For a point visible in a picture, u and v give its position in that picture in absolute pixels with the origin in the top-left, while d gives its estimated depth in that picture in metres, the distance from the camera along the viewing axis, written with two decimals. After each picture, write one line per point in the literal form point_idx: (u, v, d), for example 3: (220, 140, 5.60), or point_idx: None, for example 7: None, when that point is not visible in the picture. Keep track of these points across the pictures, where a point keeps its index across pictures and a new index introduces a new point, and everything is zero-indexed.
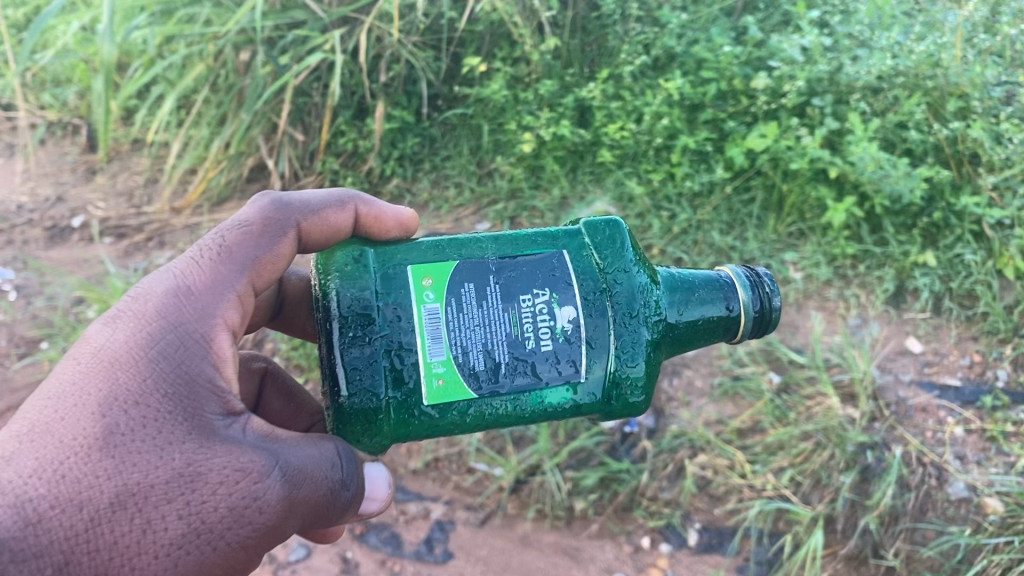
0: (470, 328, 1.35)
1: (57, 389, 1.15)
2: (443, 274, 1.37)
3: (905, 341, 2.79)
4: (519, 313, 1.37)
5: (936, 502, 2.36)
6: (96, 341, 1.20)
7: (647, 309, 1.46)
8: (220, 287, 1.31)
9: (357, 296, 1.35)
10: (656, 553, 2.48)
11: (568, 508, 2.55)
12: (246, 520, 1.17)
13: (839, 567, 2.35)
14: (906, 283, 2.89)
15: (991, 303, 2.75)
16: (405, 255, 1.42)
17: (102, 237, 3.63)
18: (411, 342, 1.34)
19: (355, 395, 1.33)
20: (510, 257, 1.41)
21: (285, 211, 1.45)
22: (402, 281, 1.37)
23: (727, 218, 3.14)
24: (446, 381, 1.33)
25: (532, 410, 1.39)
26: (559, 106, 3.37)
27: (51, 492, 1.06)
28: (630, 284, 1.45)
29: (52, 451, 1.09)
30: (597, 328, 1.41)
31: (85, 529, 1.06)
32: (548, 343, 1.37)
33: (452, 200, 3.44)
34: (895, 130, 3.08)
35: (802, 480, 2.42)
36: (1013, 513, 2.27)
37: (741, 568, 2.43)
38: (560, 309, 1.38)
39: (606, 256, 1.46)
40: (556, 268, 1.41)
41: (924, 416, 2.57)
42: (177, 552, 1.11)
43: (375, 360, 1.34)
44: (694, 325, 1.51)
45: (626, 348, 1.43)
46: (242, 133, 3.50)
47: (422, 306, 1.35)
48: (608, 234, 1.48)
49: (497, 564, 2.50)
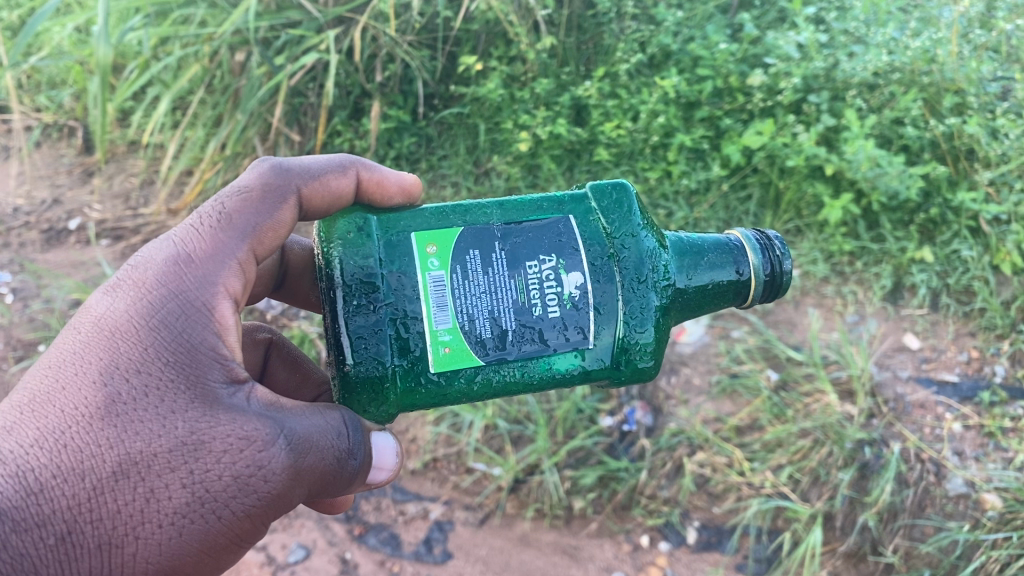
0: (475, 295, 1.36)
1: (59, 358, 1.17)
2: (447, 241, 1.37)
3: (903, 337, 2.79)
4: (525, 280, 1.37)
5: (934, 498, 2.35)
6: (96, 310, 1.21)
7: (655, 274, 1.45)
8: (221, 255, 1.30)
9: (361, 265, 1.36)
10: (655, 551, 2.48)
11: (567, 507, 2.55)
12: (251, 489, 1.18)
13: (838, 564, 2.37)
14: (903, 279, 2.89)
15: (988, 299, 2.75)
16: (409, 223, 1.42)
17: (100, 240, 3.63)
18: (416, 309, 1.34)
19: (361, 363, 1.33)
20: (515, 223, 1.42)
21: (286, 177, 1.42)
22: (406, 248, 1.37)
23: (724, 216, 3.13)
24: (452, 349, 1.34)
25: (540, 376, 1.39)
26: (556, 104, 3.36)
27: (53, 462, 1.09)
28: (638, 248, 1.45)
29: (54, 420, 1.11)
30: (605, 294, 1.41)
31: (88, 499, 1.09)
32: (556, 309, 1.38)
33: (449, 199, 3.44)
34: (891, 126, 3.08)
35: (801, 478, 2.43)
36: (1012, 509, 2.28)
37: (741, 566, 2.43)
38: (567, 275, 1.39)
39: (613, 220, 1.46)
40: (562, 233, 1.41)
41: (922, 413, 2.57)
42: (181, 521, 1.13)
43: (381, 328, 1.34)
44: (704, 289, 1.52)
45: (635, 313, 1.43)
46: (238, 134, 3.50)
47: (427, 273, 1.35)
48: (615, 198, 1.48)
49: (497, 563, 2.50)
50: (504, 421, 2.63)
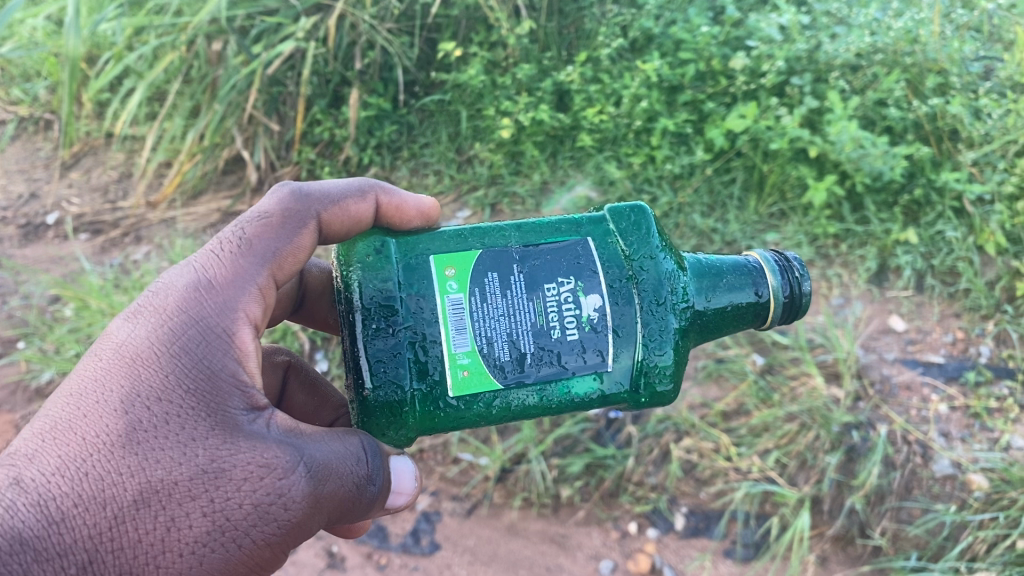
0: (494, 318, 1.33)
1: (80, 386, 1.15)
2: (465, 264, 1.35)
3: (888, 320, 2.78)
4: (544, 303, 1.35)
5: (921, 480, 2.34)
6: (117, 336, 1.20)
7: (674, 296, 1.43)
8: (242, 280, 1.30)
9: (380, 287, 1.33)
10: (643, 538, 2.47)
11: (554, 496, 2.54)
12: (272, 517, 1.15)
13: (826, 547, 2.36)
14: (888, 261, 2.88)
15: (973, 279, 2.74)
16: (428, 245, 1.40)
17: (78, 234, 3.58)
18: (435, 333, 1.32)
19: (380, 388, 1.30)
20: (533, 245, 1.40)
21: (305, 202, 1.44)
22: (425, 272, 1.35)
23: (707, 200, 3.11)
24: (470, 372, 1.31)
25: (559, 400, 1.37)
26: (538, 90, 3.33)
27: (74, 490, 1.06)
28: (657, 270, 1.42)
29: (75, 449, 1.08)
30: (624, 316, 1.37)
31: (109, 528, 1.05)
32: (574, 332, 1.35)
33: (432, 187, 3.41)
34: (874, 108, 3.05)
35: (788, 462, 2.41)
36: (998, 489, 2.28)
37: (728, 551, 2.42)
38: (586, 298, 1.36)
39: (631, 242, 1.43)
40: (581, 255, 1.39)
41: (908, 394, 2.56)
42: (202, 551, 1.10)
43: (399, 352, 1.31)
44: (723, 312, 1.49)
45: (654, 336, 1.39)
46: (216, 125, 3.45)
47: (445, 296, 1.33)
48: (633, 220, 1.46)
49: (485, 553, 2.49)
50: None
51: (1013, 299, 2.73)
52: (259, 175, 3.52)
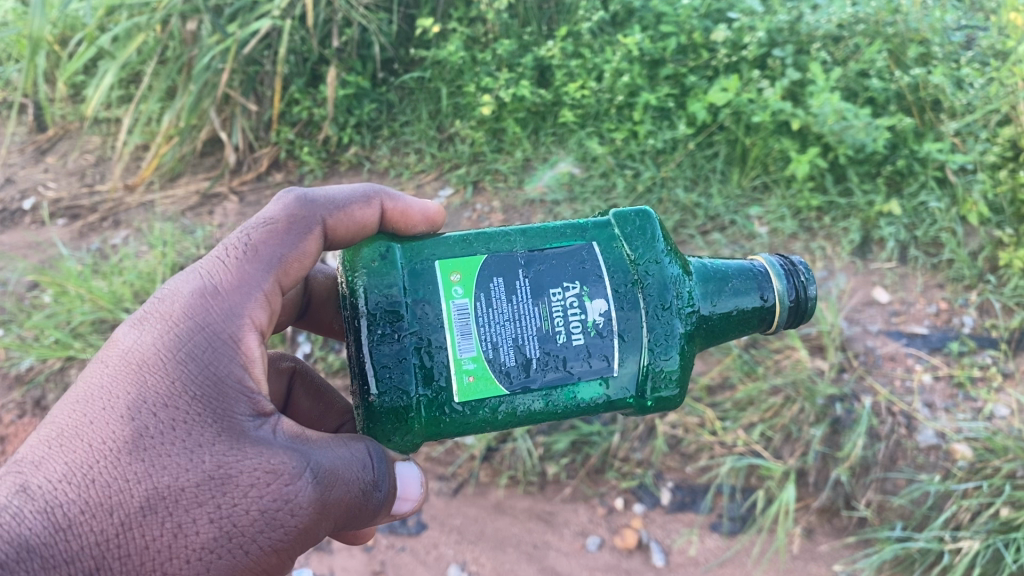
0: (500, 323, 1.31)
1: (86, 393, 1.14)
2: (471, 269, 1.33)
3: (872, 291, 2.78)
4: (549, 308, 1.33)
5: (906, 451, 2.35)
6: (123, 343, 1.19)
7: (679, 301, 1.41)
8: (247, 286, 1.28)
9: (385, 293, 1.31)
10: (629, 513, 2.47)
11: (541, 474, 2.53)
12: (278, 523, 1.13)
13: (812, 519, 2.37)
14: (872, 233, 2.87)
15: (956, 250, 2.74)
16: (433, 248, 1.37)
17: (55, 219, 3.52)
18: (440, 339, 1.30)
19: (385, 394, 1.29)
20: (539, 249, 1.37)
21: (310, 207, 1.43)
22: (430, 277, 1.32)
23: (690, 174, 3.08)
24: (476, 378, 1.29)
25: (565, 405, 1.35)
26: (519, 66, 3.29)
27: (81, 497, 1.04)
28: (662, 274, 1.40)
29: (82, 455, 1.07)
30: (630, 321, 1.36)
31: (116, 534, 1.04)
32: (580, 337, 1.33)
33: (413, 166, 3.38)
34: (856, 79, 3.04)
35: (773, 435, 2.41)
36: (982, 459, 2.27)
37: (715, 525, 2.43)
38: (591, 302, 1.34)
39: (637, 247, 1.41)
40: (587, 260, 1.36)
41: (892, 365, 2.57)
42: (209, 557, 1.09)
43: (405, 357, 1.30)
44: (728, 317, 1.48)
45: (660, 340, 1.37)
46: (191, 106, 3.40)
47: (451, 301, 1.30)
48: (638, 224, 1.43)
49: (472, 532, 2.48)
50: None
51: (996, 269, 2.73)
52: (238, 156, 3.50)
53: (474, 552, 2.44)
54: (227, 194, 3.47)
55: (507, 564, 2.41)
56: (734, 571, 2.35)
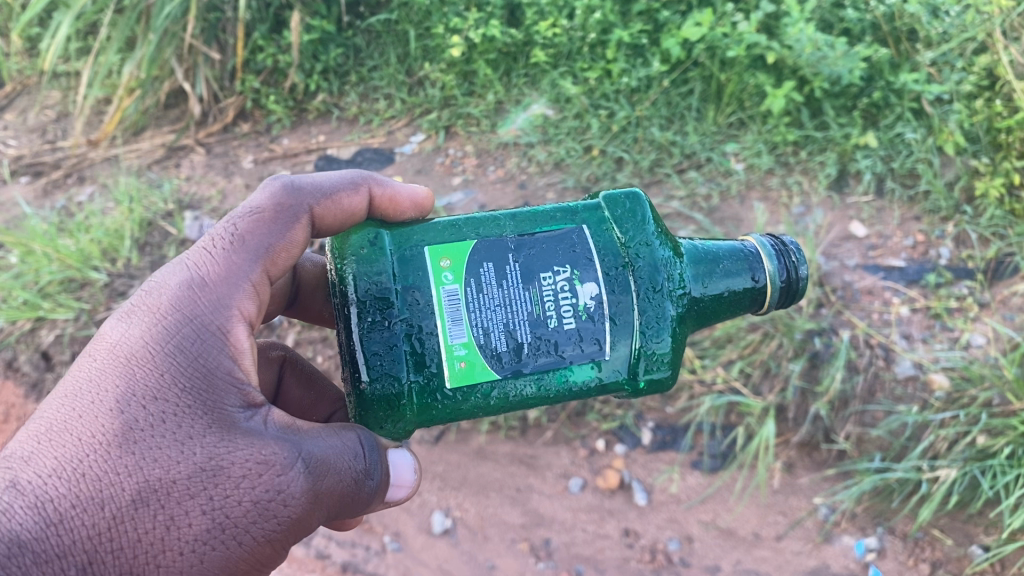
0: (490, 309, 1.29)
1: (75, 387, 1.13)
2: (460, 254, 1.31)
3: (849, 226, 2.76)
4: (540, 292, 1.31)
5: (884, 383, 2.36)
6: (111, 337, 1.17)
7: (670, 283, 1.38)
8: (235, 277, 1.26)
9: (374, 281, 1.31)
10: (611, 454, 2.46)
11: (522, 418, 2.51)
12: (270, 513, 1.13)
13: (791, 454, 2.39)
14: (848, 166, 2.84)
15: (932, 181, 2.72)
16: (423, 235, 1.36)
17: (17, 177, 3.42)
18: (431, 325, 1.29)
19: (376, 381, 1.29)
20: (528, 234, 1.36)
21: (298, 194, 1.39)
22: (420, 263, 1.32)
23: (666, 112, 3.04)
24: (468, 363, 1.28)
25: (557, 389, 1.33)
26: (487, 5, 3.20)
27: (72, 491, 1.04)
28: (652, 257, 1.37)
29: (72, 450, 1.06)
30: (621, 304, 1.33)
31: (108, 528, 1.03)
32: (571, 321, 1.31)
33: (383, 112, 3.32)
34: (832, 10, 3.01)
35: (752, 372, 2.41)
36: (958, 388, 2.28)
37: (696, 462, 2.43)
38: (582, 286, 1.32)
39: (627, 230, 1.39)
40: (576, 244, 1.35)
41: (870, 299, 2.56)
42: (202, 548, 1.08)
43: (396, 345, 1.29)
44: (720, 298, 1.44)
45: (652, 323, 1.35)
46: (152, 56, 3.28)
47: (441, 288, 1.30)
48: (628, 207, 1.41)
49: (454, 479, 2.46)
50: None
51: (972, 200, 2.73)
52: (203, 107, 3.43)
53: (458, 498, 2.42)
54: (194, 147, 3.39)
55: (491, 509, 2.40)
56: (716, 508, 2.35)
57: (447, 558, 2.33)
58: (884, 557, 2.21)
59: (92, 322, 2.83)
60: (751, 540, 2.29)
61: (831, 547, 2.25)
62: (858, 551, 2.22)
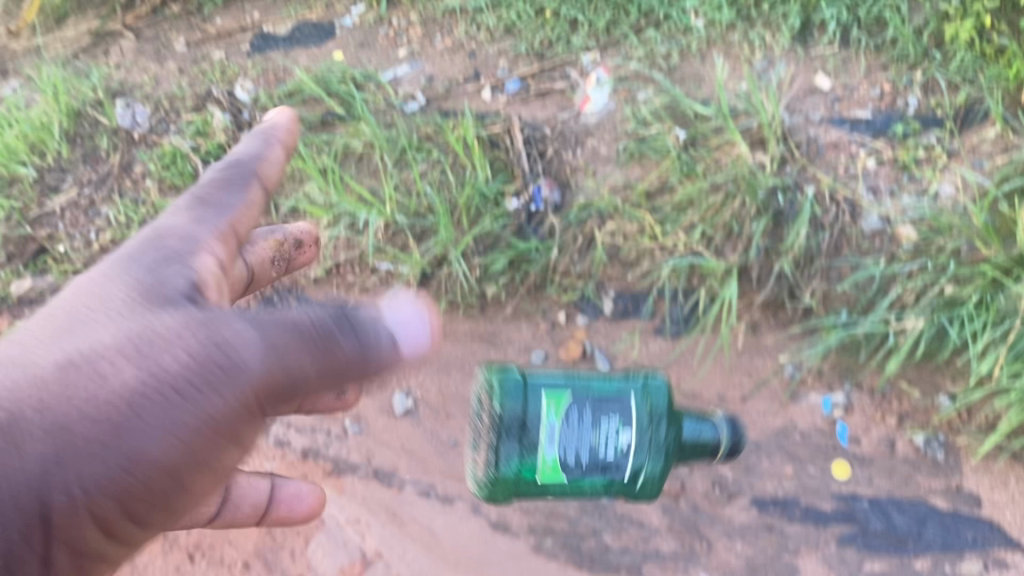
0: (570, 434, 1.64)
1: (54, 316, 1.24)
2: (560, 400, 1.66)
3: (814, 77, 2.61)
4: (603, 432, 1.64)
5: (850, 239, 2.27)
6: (85, 286, 1.29)
7: (661, 432, 1.70)
8: (195, 235, 1.42)
9: (512, 416, 1.66)
10: (572, 327, 2.39)
11: (481, 296, 2.40)
12: (241, 401, 1.20)
13: (755, 317, 2.29)
14: (812, 15, 2.61)
15: (900, 27, 2.53)
16: (541, 383, 1.70)
17: None
18: (535, 439, 1.64)
19: (496, 463, 1.66)
20: (606, 399, 1.67)
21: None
22: (535, 399, 1.66)
23: None
24: (549, 469, 1.64)
25: (592, 491, 1.71)
26: None
27: (44, 385, 1.10)
28: (659, 433, 1.70)
29: (46, 353, 1.15)
30: (643, 448, 1.68)
31: (86, 410, 1.11)
32: (619, 462, 1.66)
33: None
34: None
35: (714, 234, 2.30)
36: (926, 241, 2.20)
37: (658, 330, 2.36)
38: (623, 430, 1.65)
39: (660, 405, 1.72)
40: (626, 410, 1.67)
41: (835, 152, 2.47)
42: (180, 436, 1.17)
43: (507, 443, 1.65)
44: (692, 450, 1.76)
45: (652, 452, 1.69)
46: None
47: (539, 413, 1.65)
48: (654, 387, 1.75)
49: (413, 361, 2.34)
50: (403, 215, 2.39)
51: (941, 44, 2.55)
52: None
53: (418, 379, 2.31)
54: (121, 31, 3.13)
55: (454, 388, 2.30)
56: (681, 372, 2.29)
57: (410, 439, 2.24)
58: (851, 413, 2.15)
59: (26, 222, 2.71)
60: (716, 403, 2.23)
61: (797, 406, 2.18)
62: (824, 410, 2.17)
